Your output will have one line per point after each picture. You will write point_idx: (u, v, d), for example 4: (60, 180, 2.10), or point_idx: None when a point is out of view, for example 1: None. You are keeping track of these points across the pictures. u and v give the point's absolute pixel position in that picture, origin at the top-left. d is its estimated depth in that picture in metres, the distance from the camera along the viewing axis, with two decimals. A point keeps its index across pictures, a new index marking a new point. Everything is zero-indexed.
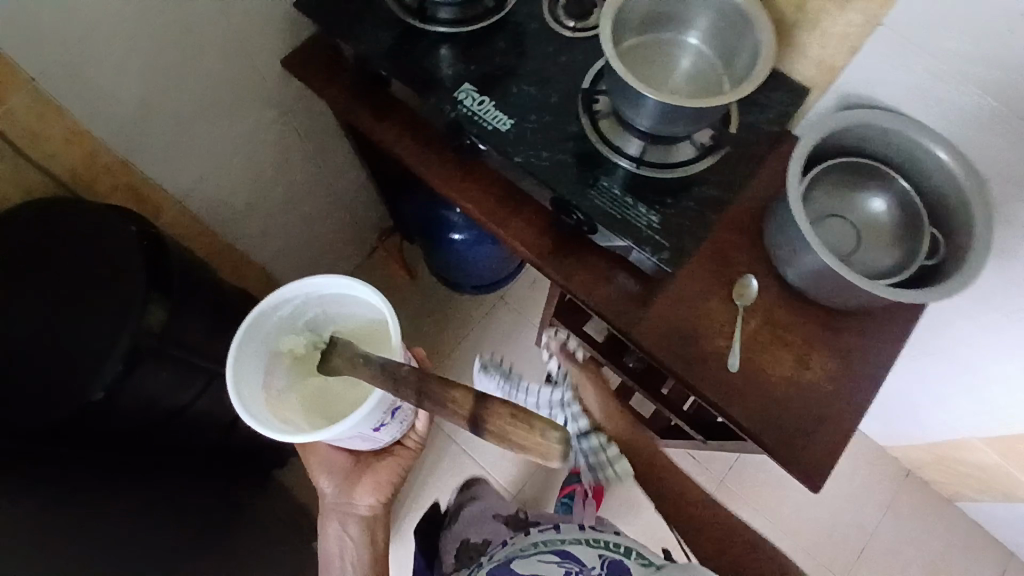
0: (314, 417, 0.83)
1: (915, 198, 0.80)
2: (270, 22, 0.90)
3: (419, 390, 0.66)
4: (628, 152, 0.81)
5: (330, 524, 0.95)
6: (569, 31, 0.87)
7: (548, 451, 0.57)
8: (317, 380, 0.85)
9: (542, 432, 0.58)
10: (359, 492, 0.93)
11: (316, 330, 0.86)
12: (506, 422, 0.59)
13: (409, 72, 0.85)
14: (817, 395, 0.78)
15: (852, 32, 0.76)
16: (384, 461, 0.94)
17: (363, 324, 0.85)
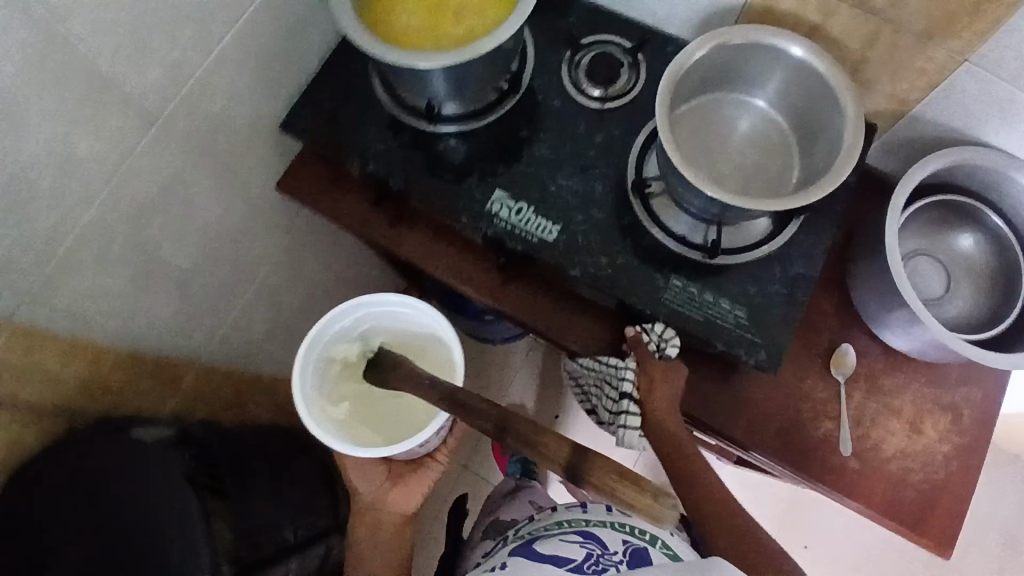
0: (359, 427, 0.76)
1: (1007, 232, 0.74)
2: (252, 150, 0.77)
3: (501, 423, 0.58)
4: (687, 237, 0.72)
5: (359, 530, 0.85)
6: (600, 103, 0.76)
7: (659, 514, 0.51)
8: (368, 391, 0.78)
9: (654, 495, 0.51)
10: (395, 499, 0.84)
11: (367, 340, 0.79)
12: (612, 482, 0.53)
13: (430, 188, 0.74)
14: (936, 460, 0.73)
15: (932, 67, 0.66)
16: (417, 474, 0.84)
17: (414, 340, 0.80)
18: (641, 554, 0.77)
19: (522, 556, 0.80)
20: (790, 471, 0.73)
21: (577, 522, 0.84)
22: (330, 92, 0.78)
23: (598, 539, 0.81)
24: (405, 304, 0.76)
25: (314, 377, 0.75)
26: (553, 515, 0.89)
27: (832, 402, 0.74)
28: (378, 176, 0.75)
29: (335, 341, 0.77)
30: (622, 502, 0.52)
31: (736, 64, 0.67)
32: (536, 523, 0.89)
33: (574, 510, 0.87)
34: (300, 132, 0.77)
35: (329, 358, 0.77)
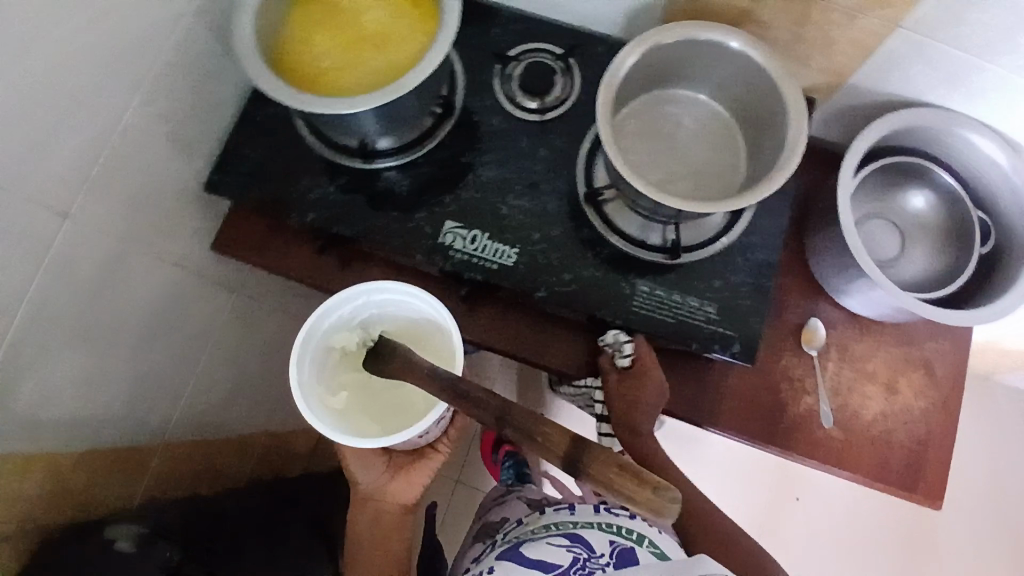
0: (358, 418, 0.69)
1: (953, 186, 0.76)
2: (183, 215, 0.73)
3: (502, 415, 0.55)
4: (651, 242, 0.71)
5: (360, 519, 0.82)
6: (538, 114, 0.74)
7: (657, 508, 0.47)
8: (368, 381, 0.70)
9: (653, 488, 0.48)
10: (398, 490, 0.79)
11: (367, 328, 0.71)
12: (610, 473, 0.49)
13: (379, 231, 0.71)
14: (916, 417, 0.75)
15: (864, 37, 0.66)
16: (419, 466, 0.79)
17: (415, 326, 0.71)
18: (627, 555, 0.71)
19: (512, 562, 0.76)
20: (781, 454, 0.74)
21: (565, 525, 0.78)
22: (256, 144, 0.73)
23: (585, 540, 0.74)
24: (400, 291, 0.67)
25: (313, 366, 0.69)
26: (543, 517, 0.82)
27: (810, 377, 0.75)
28: (321, 225, 0.71)
29: (334, 329, 0.70)
30: (619, 495, 0.49)
31: (674, 62, 0.66)
32: (529, 525, 0.83)
33: (563, 511, 0.80)
34: (230, 190, 0.72)
35: (328, 347, 0.70)
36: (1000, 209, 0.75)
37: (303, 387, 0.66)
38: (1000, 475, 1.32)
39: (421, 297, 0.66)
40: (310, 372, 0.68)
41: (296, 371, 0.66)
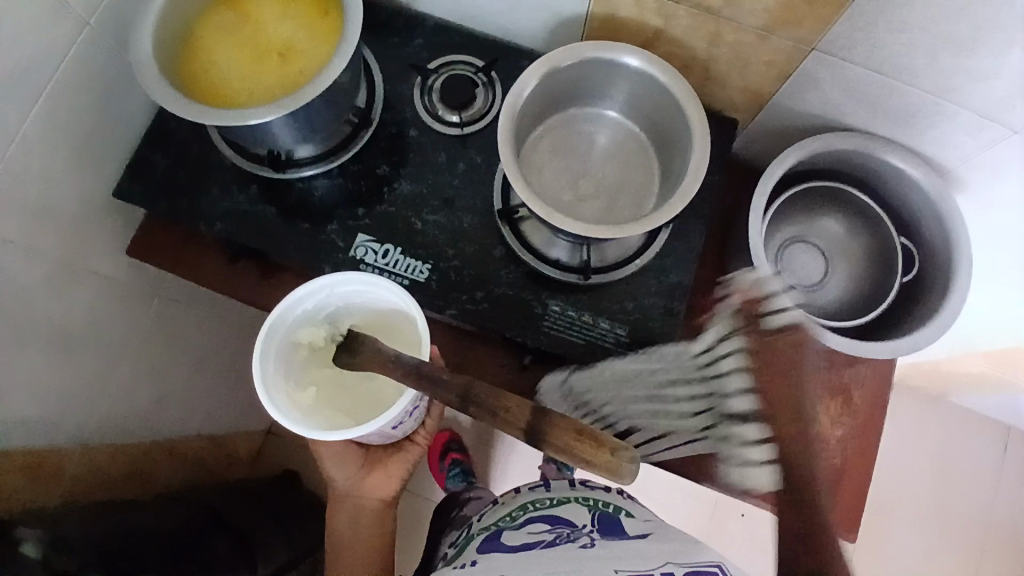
0: (332, 415, 0.62)
1: (874, 210, 0.76)
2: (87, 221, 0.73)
3: (463, 393, 0.49)
4: (563, 261, 0.70)
5: (339, 518, 0.76)
6: (458, 128, 0.73)
7: (618, 470, 0.43)
8: (340, 377, 0.63)
9: (612, 450, 0.43)
10: (374, 487, 0.73)
11: (335, 323, 0.64)
12: (569, 440, 0.44)
13: (288, 243, 0.70)
14: (832, 446, 0.74)
15: (780, 58, 0.65)
16: (395, 457, 0.73)
17: (387, 318, 0.64)
18: (613, 522, 0.62)
19: (491, 551, 0.60)
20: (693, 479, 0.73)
21: (541, 503, 0.67)
22: (168, 150, 0.73)
23: (566, 518, 0.63)
24: (369, 280, 0.60)
25: (278, 363, 0.60)
26: (516, 496, 0.70)
27: None
28: (228, 235, 0.71)
29: (299, 323, 0.62)
30: (578, 461, 0.44)
31: (582, 80, 0.65)
32: (500, 509, 0.70)
33: (537, 490, 0.70)
34: (139, 195, 0.72)
35: (293, 343, 0.62)
36: (926, 237, 0.74)
37: (268, 383, 0.58)
38: (945, 491, 1.32)
39: (393, 289, 0.59)
40: (276, 369, 0.60)
41: (259, 367, 0.58)
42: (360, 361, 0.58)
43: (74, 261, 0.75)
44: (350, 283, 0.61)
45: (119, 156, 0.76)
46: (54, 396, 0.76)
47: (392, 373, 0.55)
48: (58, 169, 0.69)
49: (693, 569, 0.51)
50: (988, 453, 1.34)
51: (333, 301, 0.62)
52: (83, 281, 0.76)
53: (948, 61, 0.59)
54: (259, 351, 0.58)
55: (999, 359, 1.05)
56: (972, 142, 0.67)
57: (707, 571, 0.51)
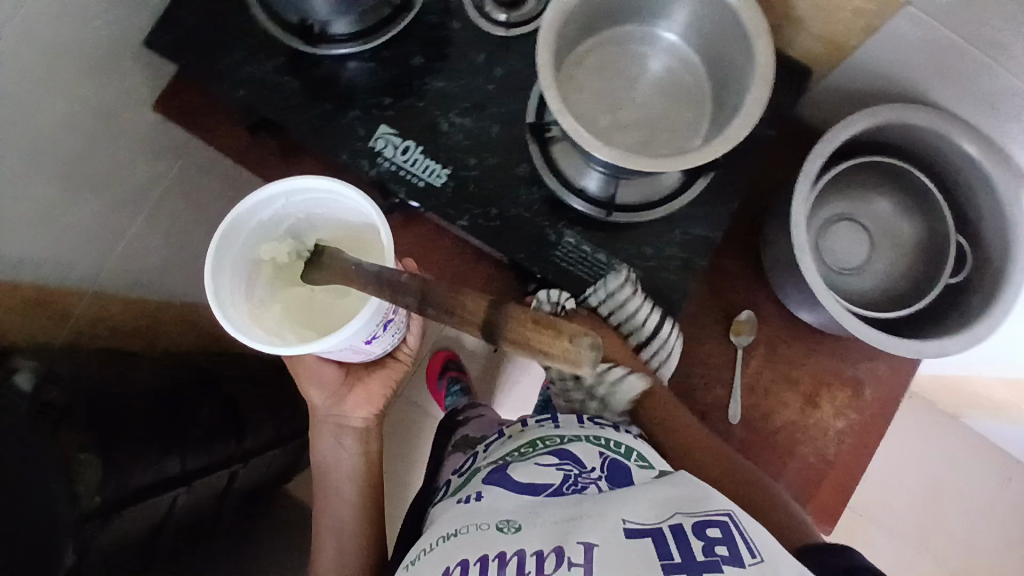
0: (302, 332, 0.59)
1: (936, 198, 0.70)
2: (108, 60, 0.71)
3: (423, 295, 0.46)
4: (589, 191, 0.65)
5: (323, 436, 0.78)
6: (503, 28, 0.68)
7: (574, 359, 0.38)
8: (308, 294, 0.60)
9: (570, 337, 0.38)
10: (355, 405, 0.75)
11: (301, 238, 0.61)
12: (527, 331, 0.40)
13: (308, 122, 0.67)
14: (828, 436, 0.71)
15: (870, 7, 0.58)
16: (377, 375, 0.74)
17: (353, 230, 0.60)
18: (622, 468, 0.55)
19: (498, 485, 0.53)
20: None
21: (550, 440, 0.58)
22: (201, 4, 0.69)
23: (573, 454, 0.55)
24: (322, 186, 0.57)
25: (240, 284, 0.59)
26: (523, 431, 0.61)
27: (726, 368, 0.71)
28: (249, 103, 0.68)
29: (262, 242, 0.60)
30: (536, 355, 0.40)
31: None
32: (506, 445, 0.61)
33: (545, 425, 0.60)
34: (167, 45, 0.69)
35: (256, 260, 0.60)
36: (982, 241, 0.67)
37: (224, 301, 0.56)
38: (934, 511, 1.28)
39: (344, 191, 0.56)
40: (236, 289, 0.58)
41: (213, 283, 0.56)
42: (321, 274, 0.55)
43: (95, 103, 0.73)
44: (303, 191, 0.58)
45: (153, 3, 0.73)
46: (65, 234, 0.76)
47: (354, 285, 0.51)
48: None
49: (701, 519, 0.47)
50: (988, 482, 1.29)
51: (292, 215, 0.60)
52: (101, 124, 0.75)
53: None
54: (212, 268, 0.56)
55: None
56: None
57: (715, 521, 0.47)
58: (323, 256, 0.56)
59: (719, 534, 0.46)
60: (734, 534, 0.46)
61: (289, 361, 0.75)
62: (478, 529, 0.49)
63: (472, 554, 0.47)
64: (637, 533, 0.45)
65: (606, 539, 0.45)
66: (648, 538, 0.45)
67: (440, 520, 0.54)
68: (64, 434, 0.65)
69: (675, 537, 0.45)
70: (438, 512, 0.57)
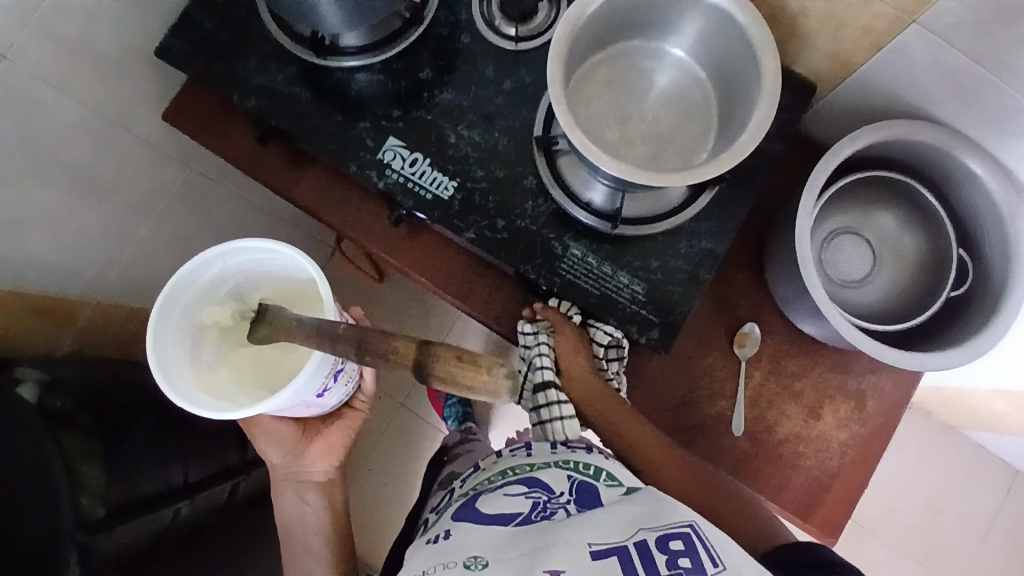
0: (253, 392, 0.60)
1: (940, 213, 0.70)
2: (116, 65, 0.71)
3: (359, 341, 0.50)
4: (595, 204, 0.66)
5: (284, 493, 0.77)
6: (513, 42, 0.68)
7: (496, 387, 0.48)
8: (256, 353, 0.61)
9: (489, 369, 0.47)
10: (314, 459, 0.74)
11: (244, 298, 0.62)
12: (452, 366, 0.47)
13: (317, 132, 0.68)
14: (831, 448, 0.71)
15: (878, 25, 0.59)
16: (333, 428, 0.73)
17: (296, 283, 0.62)
18: (591, 491, 0.56)
19: (467, 520, 0.56)
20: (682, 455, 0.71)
21: (519, 468, 0.60)
22: (213, 13, 0.70)
23: (543, 481, 0.57)
24: (260, 246, 0.58)
25: (184, 350, 0.59)
26: (497, 462, 0.64)
27: (730, 380, 0.71)
28: (259, 113, 0.69)
29: (203, 306, 0.60)
30: (460, 387, 0.48)
31: (654, 8, 0.60)
32: (480, 474, 0.65)
33: (518, 453, 0.62)
34: (178, 55, 0.69)
35: (198, 325, 0.60)
36: (985, 256, 0.68)
37: (169, 369, 0.57)
38: (933, 523, 1.29)
39: (279, 248, 0.57)
40: (178, 357, 0.58)
41: (156, 351, 0.56)
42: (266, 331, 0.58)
43: (106, 108, 0.74)
44: (239, 253, 0.59)
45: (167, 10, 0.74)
46: (71, 241, 0.76)
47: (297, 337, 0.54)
48: (104, 8, 0.67)
49: (664, 533, 0.49)
50: (988, 494, 1.30)
51: (231, 277, 0.61)
52: (110, 130, 0.75)
53: None
54: (154, 339, 0.56)
55: None
56: None
57: (678, 533, 0.49)
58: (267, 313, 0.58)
59: (681, 546, 0.48)
60: (697, 545, 0.49)
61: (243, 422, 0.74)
62: (445, 568, 0.51)
63: None
64: (603, 554, 0.48)
65: (574, 563, 0.47)
66: (615, 557, 0.47)
67: (411, 562, 0.55)
68: (67, 440, 0.64)
69: (641, 554, 0.47)
70: (411, 551, 0.58)
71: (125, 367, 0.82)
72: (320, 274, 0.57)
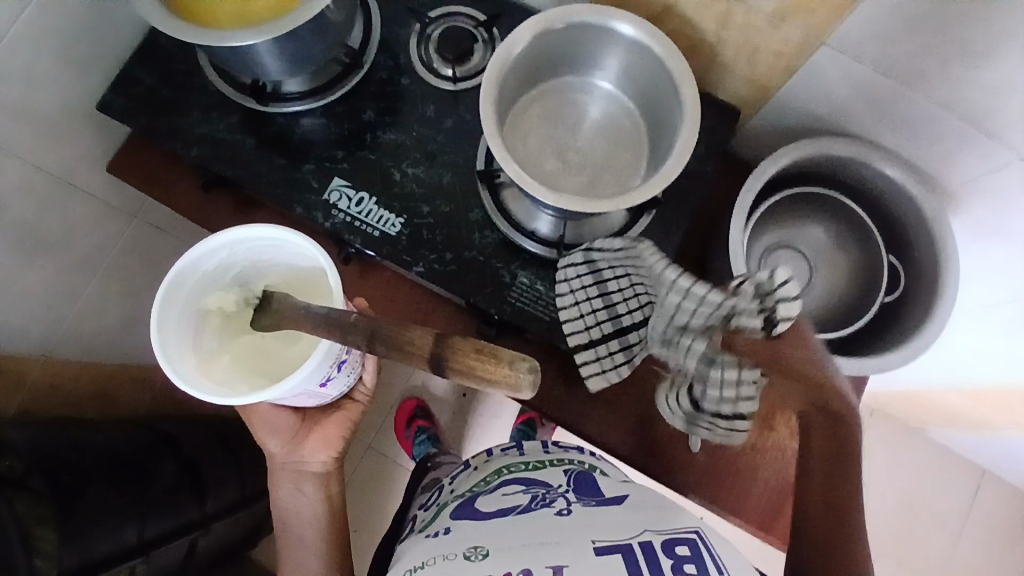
0: (254, 381, 0.58)
1: (868, 222, 0.74)
2: (53, 124, 0.72)
3: (371, 333, 0.46)
4: (541, 233, 0.68)
5: (281, 484, 0.73)
6: (451, 82, 0.71)
7: (517, 384, 0.39)
8: (261, 341, 0.59)
9: (511, 363, 0.40)
10: (312, 451, 0.70)
11: (248, 285, 0.60)
12: (470, 360, 0.41)
13: (262, 177, 0.69)
14: (787, 456, 0.72)
15: (789, 51, 0.63)
16: (332, 417, 0.70)
17: (301, 272, 0.60)
18: (589, 481, 0.58)
19: (465, 518, 0.55)
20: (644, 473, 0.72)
21: (515, 467, 0.62)
22: (154, 69, 0.71)
23: (541, 479, 0.59)
24: (264, 232, 0.56)
25: (187, 337, 0.57)
26: (489, 461, 0.66)
27: None
28: (203, 161, 0.70)
29: (204, 289, 0.58)
30: (479, 382, 0.41)
31: (579, 44, 0.63)
32: (473, 475, 0.65)
33: (511, 453, 0.66)
34: (120, 110, 0.70)
35: (202, 311, 0.58)
36: (914, 257, 0.71)
37: (171, 353, 0.54)
38: (905, 524, 1.31)
39: (292, 236, 0.55)
40: (181, 343, 0.56)
41: (158, 334, 0.54)
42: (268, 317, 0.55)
43: (49, 164, 0.74)
44: (247, 240, 0.57)
45: (107, 68, 0.75)
46: (20, 297, 0.75)
47: (303, 325, 0.51)
48: (43, 68, 0.68)
49: (671, 538, 0.48)
50: (955, 491, 1.33)
51: (238, 262, 0.59)
52: (52, 186, 0.75)
53: (959, 75, 0.56)
54: (157, 322, 0.54)
55: (983, 398, 1.03)
56: (976, 165, 0.64)
57: (684, 539, 0.48)
58: (271, 300, 0.56)
59: (688, 553, 0.46)
60: (703, 552, 0.46)
61: (240, 411, 0.70)
62: (446, 559, 0.50)
63: None
64: (607, 550, 0.47)
65: (575, 558, 0.46)
66: (618, 554, 0.46)
67: (408, 555, 0.54)
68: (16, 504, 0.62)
69: (645, 554, 0.46)
70: (408, 547, 0.57)
71: (76, 424, 0.80)
72: (327, 262, 0.55)
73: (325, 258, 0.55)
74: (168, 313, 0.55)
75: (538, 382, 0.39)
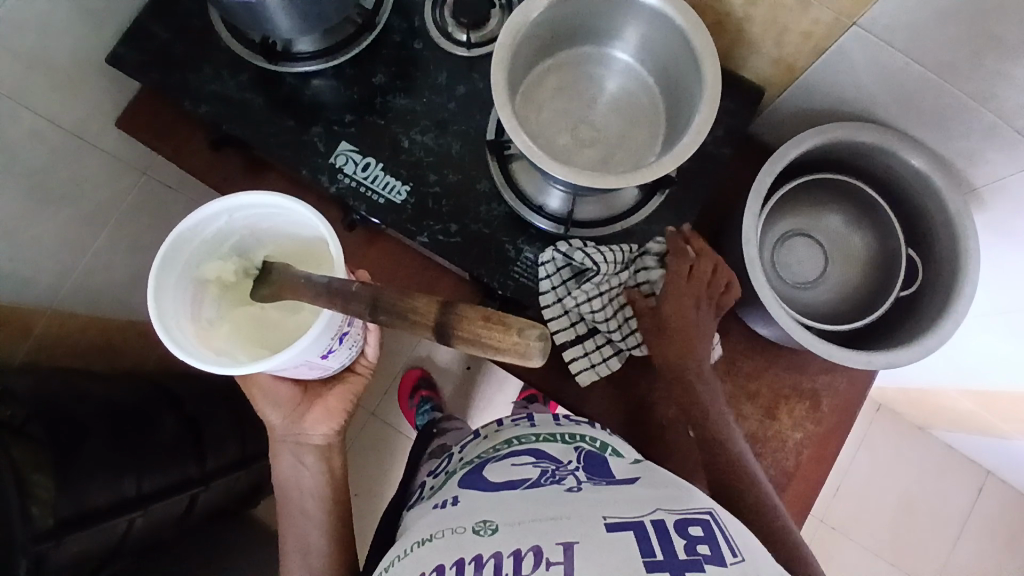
0: (252, 352, 0.58)
1: (887, 214, 0.71)
2: (65, 74, 0.71)
3: (374, 300, 0.45)
4: (549, 208, 0.66)
5: (282, 455, 0.73)
6: (465, 49, 0.69)
7: (527, 351, 0.38)
8: (261, 312, 0.58)
9: (519, 331, 0.39)
10: (314, 423, 0.71)
11: (247, 254, 0.60)
12: (477, 328, 0.40)
13: (269, 138, 0.68)
14: (788, 447, 0.72)
15: (818, 31, 0.60)
16: (334, 390, 0.70)
17: (302, 242, 0.60)
18: (600, 460, 0.58)
19: (473, 488, 0.55)
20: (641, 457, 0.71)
21: (526, 438, 0.61)
22: (166, 22, 0.70)
23: (550, 454, 0.58)
24: (266, 201, 0.55)
25: (185, 304, 0.57)
26: (500, 431, 0.65)
27: None
28: (212, 119, 0.69)
29: (199, 260, 0.58)
30: (487, 351, 0.40)
31: (598, 13, 0.61)
32: (482, 444, 0.64)
33: (522, 424, 0.64)
34: (130, 63, 0.69)
35: (201, 280, 0.58)
36: (933, 254, 0.69)
37: (169, 320, 0.54)
38: (904, 521, 1.30)
39: (290, 204, 0.54)
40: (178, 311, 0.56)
41: (156, 302, 0.53)
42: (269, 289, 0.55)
43: (59, 115, 0.73)
44: (247, 207, 0.57)
45: (119, 20, 0.74)
46: (27, 250, 0.75)
47: (303, 295, 0.50)
48: (54, 16, 0.67)
49: (683, 518, 0.47)
50: (958, 492, 1.31)
51: (238, 231, 0.58)
52: (63, 138, 0.74)
53: (995, 66, 0.53)
54: (155, 288, 0.53)
55: (996, 401, 1.01)
56: (1004, 163, 0.61)
57: (697, 519, 0.47)
58: (272, 271, 0.56)
59: (701, 533, 0.46)
60: (717, 533, 0.46)
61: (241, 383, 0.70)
62: (455, 532, 0.49)
63: (448, 558, 0.46)
64: (617, 528, 0.46)
65: (586, 536, 0.45)
66: (628, 532, 0.46)
67: (416, 526, 0.54)
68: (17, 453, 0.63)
69: (657, 532, 0.45)
70: (416, 517, 0.57)
71: (81, 377, 0.81)
72: (329, 231, 0.55)
73: (327, 228, 0.54)
74: (166, 279, 0.55)
75: (548, 348, 0.38)
